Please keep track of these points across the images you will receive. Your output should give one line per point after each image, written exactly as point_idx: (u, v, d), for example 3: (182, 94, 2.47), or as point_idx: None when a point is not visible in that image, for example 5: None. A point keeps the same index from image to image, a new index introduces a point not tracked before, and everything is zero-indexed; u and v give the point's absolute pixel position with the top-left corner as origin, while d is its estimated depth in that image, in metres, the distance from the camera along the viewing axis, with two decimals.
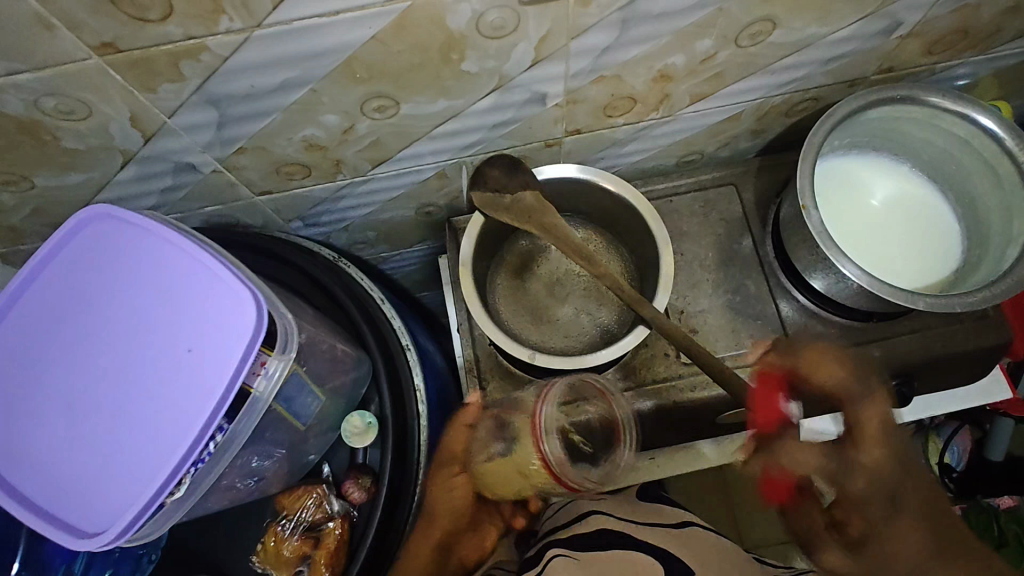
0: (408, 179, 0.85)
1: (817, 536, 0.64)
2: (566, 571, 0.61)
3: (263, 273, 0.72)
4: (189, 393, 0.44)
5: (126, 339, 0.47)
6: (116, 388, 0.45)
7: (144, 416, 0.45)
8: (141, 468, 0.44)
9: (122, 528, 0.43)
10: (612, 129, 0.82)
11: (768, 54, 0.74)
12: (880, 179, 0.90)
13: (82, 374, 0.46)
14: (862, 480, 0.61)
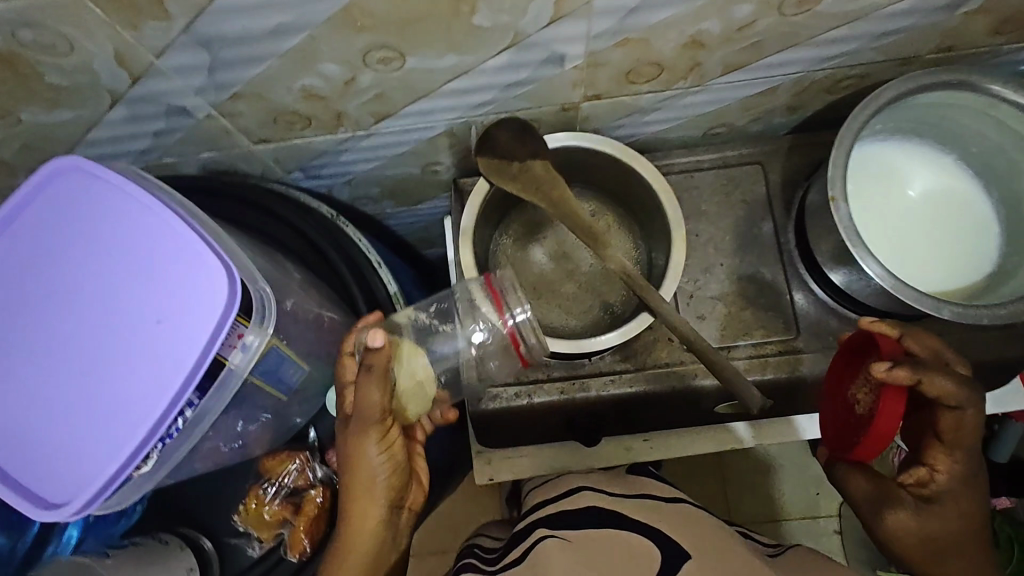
0: (414, 136, 0.80)
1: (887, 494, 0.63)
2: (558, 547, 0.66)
3: (258, 229, 0.70)
4: (157, 367, 0.42)
5: (94, 305, 0.44)
6: (81, 356, 0.43)
7: (110, 388, 0.43)
8: (104, 441, 0.43)
9: (88, 499, 0.43)
10: (635, 96, 0.76)
11: (815, 25, 0.66)
12: (920, 169, 0.83)
13: (48, 340, 0.44)
14: (939, 464, 0.62)
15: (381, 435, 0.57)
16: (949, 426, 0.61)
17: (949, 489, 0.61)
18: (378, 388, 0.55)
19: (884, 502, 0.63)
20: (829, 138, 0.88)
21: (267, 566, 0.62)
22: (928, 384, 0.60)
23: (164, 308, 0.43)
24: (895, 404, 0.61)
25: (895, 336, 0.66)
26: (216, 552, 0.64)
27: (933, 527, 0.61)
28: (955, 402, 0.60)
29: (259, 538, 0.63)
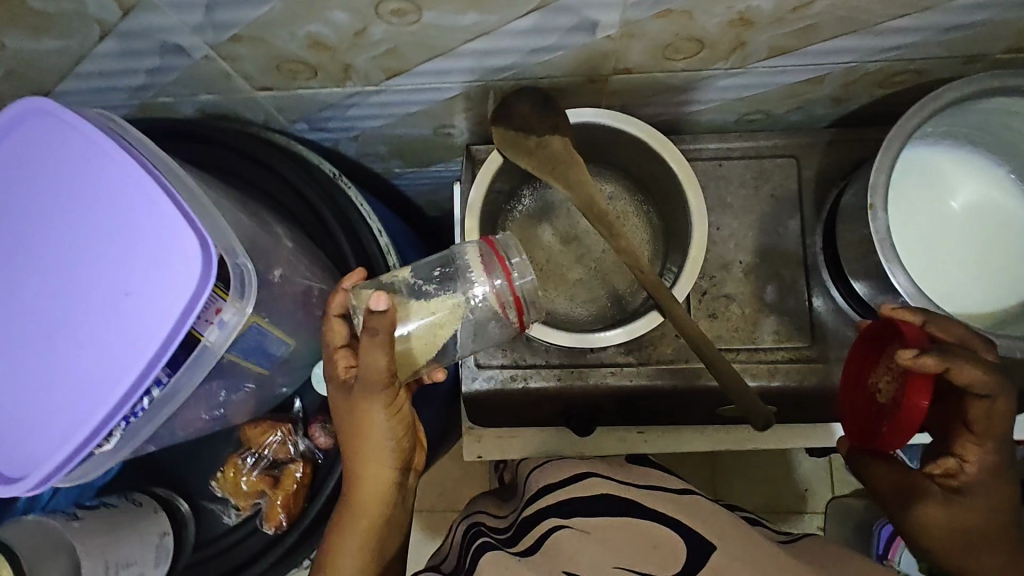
0: (426, 97, 0.73)
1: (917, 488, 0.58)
2: (577, 547, 0.65)
3: (254, 185, 0.66)
4: (121, 341, 0.39)
5: (60, 267, 0.40)
6: (43, 322, 0.40)
7: (71, 360, 0.39)
8: (64, 416, 0.40)
9: (45, 474, 0.40)
10: (669, 73, 0.70)
11: (880, 11, 0.60)
12: (966, 178, 0.77)
13: (12, 301, 0.41)
14: (972, 450, 0.56)
15: (392, 401, 0.53)
16: (979, 414, 0.55)
17: (982, 478, 0.56)
18: (385, 352, 0.49)
19: (908, 497, 0.59)
20: (872, 135, 0.82)
21: (242, 533, 0.61)
22: (957, 372, 0.53)
23: (132, 279, 0.39)
24: (920, 395, 0.55)
25: (917, 322, 0.59)
26: (193, 515, 0.62)
27: (964, 519, 0.56)
28: (986, 391, 0.54)
29: (236, 505, 0.62)
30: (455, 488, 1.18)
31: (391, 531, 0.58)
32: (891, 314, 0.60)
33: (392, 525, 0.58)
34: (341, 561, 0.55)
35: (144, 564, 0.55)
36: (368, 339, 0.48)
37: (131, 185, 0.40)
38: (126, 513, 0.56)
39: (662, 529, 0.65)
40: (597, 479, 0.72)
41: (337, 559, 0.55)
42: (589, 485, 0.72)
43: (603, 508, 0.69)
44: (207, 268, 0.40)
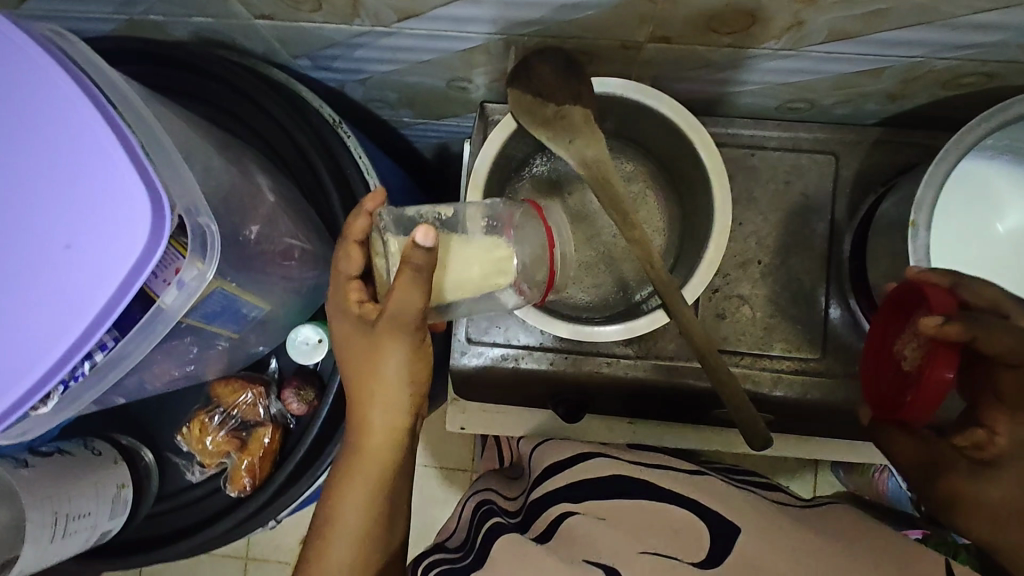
0: (442, 45, 0.65)
1: (946, 459, 0.55)
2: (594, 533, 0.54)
3: (245, 126, 0.60)
4: (55, 302, 0.35)
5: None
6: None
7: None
8: None
9: None
10: (712, 47, 0.62)
11: (964, 1, 0.52)
12: (1016, 197, 0.71)
13: None
14: (1001, 426, 0.50)
15: (413, 345, 0.49)
16: (1010, 385, 0.49)
17: (1017, 455, 0.49)
18: (418, 292, 0.45)
19: (933, 470, 0.56)
20: (922, 139, 0.75)
21: (208, 490, 0.60)
22: (984, 341, 0.48)
23: (75, 231, 0.35)
24: (946, 366, 0.50)
25: (944, 284, 0.54)
26: (157, 466, 0.60)
27: (998, 495, 0.50)
28: (1018, 361, 0.48)
29: (200, 463, 0.59)
30: (436, 451, 1.17)
31: (398, 491, 0.53)
32: (916, 277, 0.55)
33: (400, 484, 0.53)
34: (344, 516, 0.51)
35: (97, 516, 0.54)
36: (403, 273, 0.44)
37: (82, 123, 0.36)
38: (81, 463, 0.54)
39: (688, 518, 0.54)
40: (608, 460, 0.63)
41: (338, 513, 0.51)
42: (602, 466, 0.62)
43: (615, 490, 0.59)
44: (158, 227, 0.35)
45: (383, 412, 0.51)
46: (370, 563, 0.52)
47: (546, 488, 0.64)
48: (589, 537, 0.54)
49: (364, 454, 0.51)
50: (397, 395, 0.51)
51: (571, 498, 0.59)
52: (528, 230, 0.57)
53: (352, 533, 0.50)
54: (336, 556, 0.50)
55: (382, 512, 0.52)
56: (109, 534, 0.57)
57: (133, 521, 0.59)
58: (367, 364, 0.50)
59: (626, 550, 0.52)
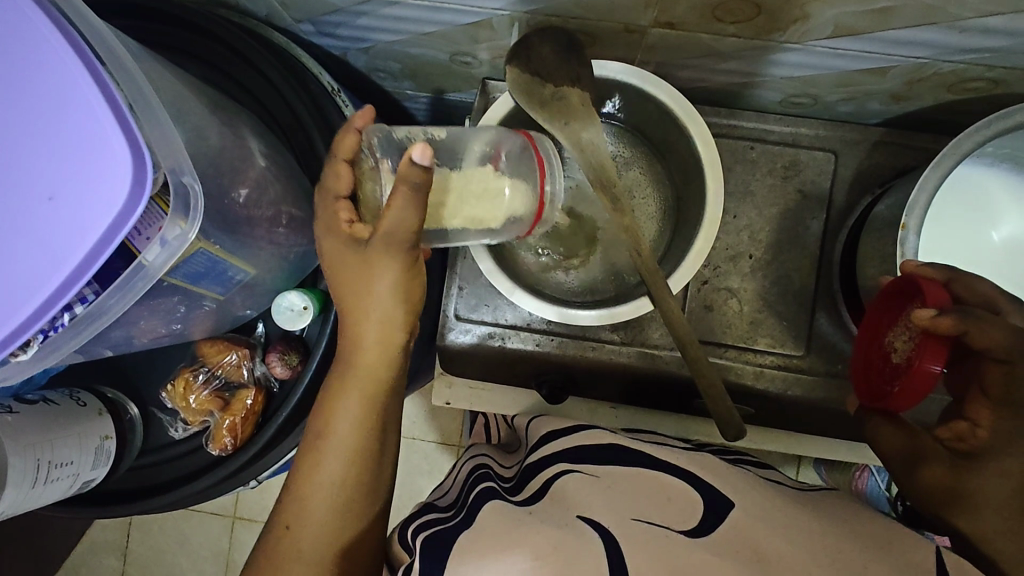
0: (445, 18, 0.64)
1: (925, 449, 0.54)
2: (584, 495, 0.52)
3: (243, 89, 0.60)
4: (32, 255, 0.35)
5: None
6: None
7: None
8: None
9: None
10: (715, 36, 0.62)
11: (971, 4, 0.51)
12: (1014, 207, 0.71)
13: None
14: (986, 417, 0.51)
15: (409, 264, 0.48)
16: (997, 380, 0.50)
17: (995, 445, 0.50)
18: (414, 212, 0.44)
19: (914, 461, 0.54)
20: (924, 143, 0.74)
21: (190, 446, 0.61)
22: (975, 335, 0.49)
23: (58, 184, 0.35)
24: (934, 358, 0.51)
25: (940, 279, 0.55)
26: (142, 421, 0.61)
27: (972, 484, 0.50)
28: (1005, 355, 0.49)
29: (184, 420, 0.61)
30: (424, 423, 1.18)
31: (390, 408, 0.53)
32: (911, 270, 0.56)
33: (392, 404, 0.53)
34: (335, 429, 0.50)
35: (80, 465, 0.55)
36: (397, 194, 0.43)
37: (68, 74, 0.36)
38: (66, 413, 0.55)
39: (685, 488, 0.52)
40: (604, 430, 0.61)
41: (330, 427, 0.50)
42: (597, 436, 0.60)
43: (614, 457, 0.57)
44: (139, 185, 0.35)
45: (376, 329, 0.50)
46: (360, 482, 0.51)
47: (546, 451, 0.62)
48: (583, 499, 0.52)
49: (356, 371, 0.51)
50: (390, 314, 0.50)
51: (569, 460, 0.58)
52: (520, 163, 0.59)
53: (344, 447, 0.50)
54: (327, 469, 0.50)
55: (375, 429, 0.51)
56: (91, 484, 0.58)
57: (115, 473, 0.60)
58: (359, 280, 0.49)
59: (619, 514, 0.49)
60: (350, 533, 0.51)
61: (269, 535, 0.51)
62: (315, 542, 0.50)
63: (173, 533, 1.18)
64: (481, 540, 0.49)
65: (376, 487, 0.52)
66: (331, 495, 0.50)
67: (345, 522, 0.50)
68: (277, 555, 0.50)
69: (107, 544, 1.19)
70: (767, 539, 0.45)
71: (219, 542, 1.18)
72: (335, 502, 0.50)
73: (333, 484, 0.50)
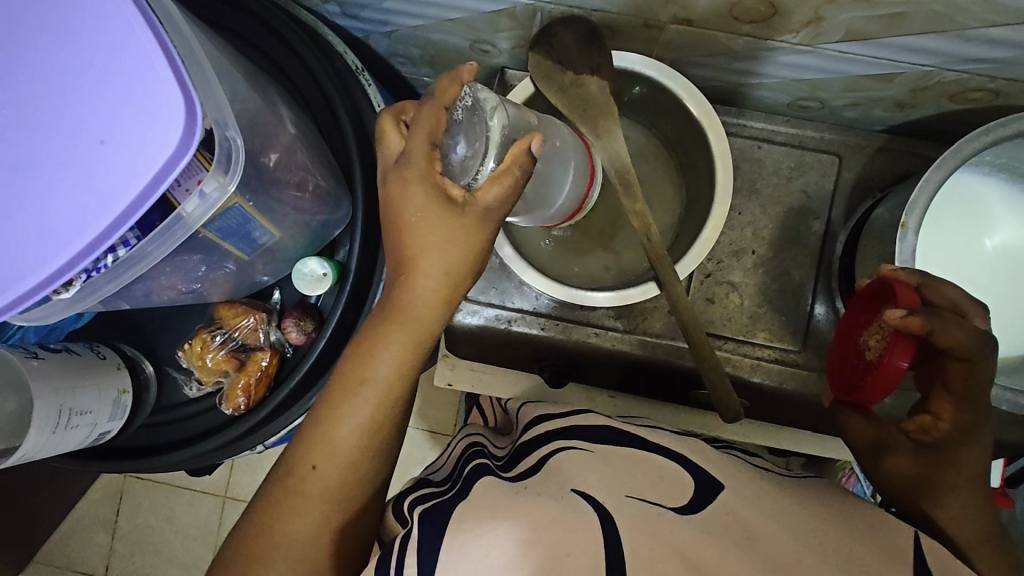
0: (469, 4, 0.66)
1: (892, 438, 0.57)
2: (574, 470, 0.50)
3: (271, 59, 0.62)
4: (85, 197, 0.37)
5: (35, 111, 0.37)
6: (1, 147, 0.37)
7: (27, 203, 0.37)
8: (7, 257, 0.37)
9: None
10: (731, 34, 0.64)
11: (977, 14, 0.54)
12: (1007, 217, 0.73)
13: None
14: (946, 416, 0.54)
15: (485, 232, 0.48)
16: (956, 375, 0.53)
17: (956, 437, 0.53)
18: (509, 194, 0.46)
19: (881, 447, 0.58)
20: (923, 151, 0.77)
21: (202, 406, 0.63)
22: (940, 335, 0.51)
23: (110, 128, 0.37)
24: (903, 355, 0.53)
25: (913, 283, 0.56)
26: (156, 379, 0.63)
27: (935, 473, 0.54)
28: (965, 355, 0.51)
29: (198, 380, 0.62)
30: (420, 410, 1.20)
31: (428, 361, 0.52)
32: (888, 275, 0.57)
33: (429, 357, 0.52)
34: (379, 375, 0.49)
35: (98, 415, 0.56)
36: (506, 175, 0.45)
37: (125, 29, 0.37)
38: (87, 365, 0.56)
39: (686, 477, 0.50)
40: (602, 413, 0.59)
41: (373, 370, 0.49)
42: (593, 417, 0.58)
43: (607, 438, 0.55)
44: (191, 128, 0.37)
45: (434, 287, 0.49)
46: (391, 426, 0.51)
47: (541, 416, 0.61)
48: (568, 471, 0.51)
49: (408, 321, 0.49)
50: (452, 275, 0.49)
51: (564, 437, 0.56)
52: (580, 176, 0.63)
53: (380, 392, 0.49)
54: (361, 411, 0.49)
55: (412, 382, 0.51)
56: (106, 436, 0.59)
57: (127, 430, 0.62)
58: (427, 234, 0.47)
59: (615, 489, 0.48)
60: (370, 471, 0.51)
61: (285, 472, 0.50)
62: (341, 473, 0.50)
63: (163, 509, 1.19)
64: (478, 506, 0.48)
65: (401, 430, 0.52)
66: (359, 436, 0.49)
67: (365, 466, 0.50)
68: (299, 487, 0.49)
69: (97, 519, 1.20)
70: (758, 517, 0.46)
71: (208, 522, 1.19)
72: (362, 444, 0.50)
73: (363, 428, 0.49)
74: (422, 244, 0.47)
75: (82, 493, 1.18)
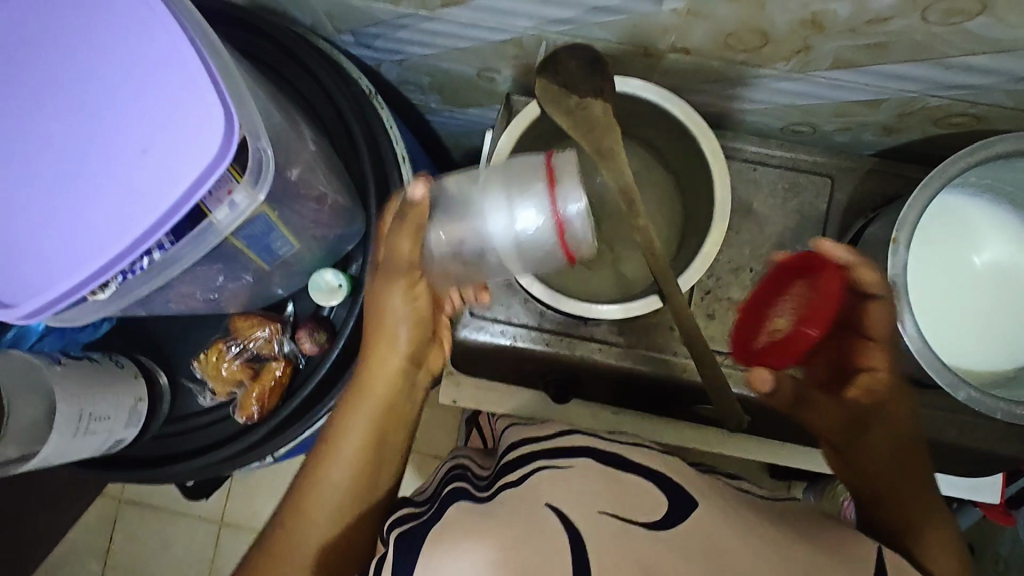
0: (478, 33, 0.70)
1: (853, 409, 0.62)
2: (545, 488, 0.51)
3: (291, 82, 0.65)
4: (127, 202, 0.39)
5: (82, 124, 0.40)
6: (50, 159, 0.40)
7: (73, 208, 0.40)
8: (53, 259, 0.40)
9: (32, 310, 0.40)
10: (727, 62, 0.68)
11: (954, 43, 0.57)
12: (994, 236, 0.76)
13: (28, 145, 0.41)
14: (876, 363, 0.61)
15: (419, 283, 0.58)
16: (875, 321, 0.61)
17: (886, 377, 0.61)
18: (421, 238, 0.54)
19: (856, 426, 0.62)
20: (913, 173, 0.81)
21: (217, 417, 0.64)
22: (861, 276, 0.60)
23: (152, 138, 0.40)
24: (834, 282, 0.61)
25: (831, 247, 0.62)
26: (170, 389, 0.64)
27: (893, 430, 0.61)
28: (878, 296, 0.60)
29: (212, 390, 0.63)
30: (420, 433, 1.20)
31: (395, 424, 0.59)
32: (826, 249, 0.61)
33: (397, 422, 0.59)
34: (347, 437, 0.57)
35: (114, 422, 0.57)
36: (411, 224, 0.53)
37: (171, 48, 0.40)
38: (105, 373, 0.58)
39: (655, 494, 0.51)
40: (586, 436, 0.59)
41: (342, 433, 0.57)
42: (574, 438, 0.59)
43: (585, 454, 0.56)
44: (229, 135, 0.39)
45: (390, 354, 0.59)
46: (363, 485, 0.56)
47: (524, 435, 0.62)
48: (545, 486, 0.52)
49: (371, 388, 0.58)
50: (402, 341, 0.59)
51: (548, 456, 0.56)
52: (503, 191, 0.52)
53: (350, 452, 0.56)
54: (334, 471, 0.55)
55: (380, 443, 0.58)
56: (119, 445, 0.60)
57: (140, 440, 0.62)
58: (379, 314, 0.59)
59: (586, 505, 0.49)
60: (348, 531, 0.55)
61: (269, 537, 0.55)
62: (319, 532, 0.54)
63: (157, 536, 1.18)
64: (456, 524, 0.50)
65: (378, 486, 0.57)
66: (336, 493, 0.55)
67: (342, 522, 0.55)
68: (280, 552, 0.53)
69: (89, 547, 1.18)
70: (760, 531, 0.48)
71: (203, 548, 1.18)
72: (339, 503, 0.55)
73: (337, 486, 0.55)
74: (380, 322, 0.58)
75: (74, 519, 1.17)
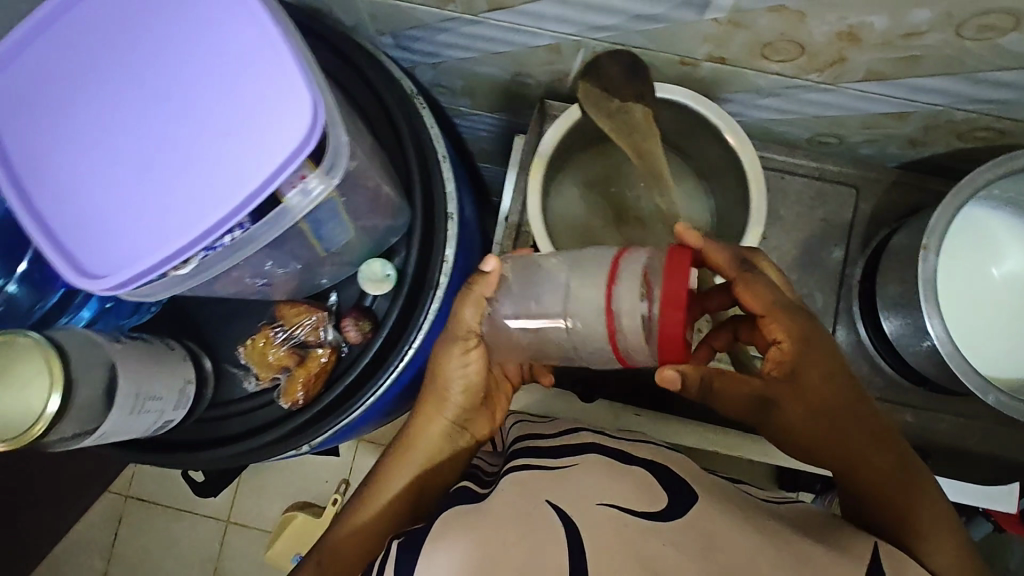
0: (518, 39, 0.72)
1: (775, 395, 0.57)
2: (537, 483, 0.52)
3: (339, 80, 0.67)
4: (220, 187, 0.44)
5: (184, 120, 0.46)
6: (156, 149, 0.46)
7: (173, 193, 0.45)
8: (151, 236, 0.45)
9: (123, 279, 0.45)
10: (761, 72, 0.70)
11: (985, 57, 0.60)
12: (1014, 247, 0.79)
13: (136, 139, 0.46)
14: (777, 337, 0.56)
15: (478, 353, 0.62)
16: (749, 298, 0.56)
17: (801, 352, 0.55)
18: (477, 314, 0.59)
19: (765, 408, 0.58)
20: (934, 185, 0.83)
21: (258, 403, 0.65)
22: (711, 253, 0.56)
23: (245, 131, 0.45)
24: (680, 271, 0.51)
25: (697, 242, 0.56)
26: (214, 374, 0.65)
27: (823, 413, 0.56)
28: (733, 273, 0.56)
29: (257, 375, 0.65)
30: None
31: (438, 472, 0.64)
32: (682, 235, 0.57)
33: (441, 472, 0.64)
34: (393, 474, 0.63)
35: (166, 403, 0.59)
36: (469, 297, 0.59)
37: (264, 50, 0.45)
38: (160, 355, 0.60)
39: (655, 487, 0.52)
40: (586, 433, 0.61)
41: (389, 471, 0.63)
42: (578, 437, 0.60)
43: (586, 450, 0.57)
44: (313, 128, 0.44)
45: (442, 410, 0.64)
46: (397, 520, 0.62)
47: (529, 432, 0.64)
48: (541, 482, 0.53)
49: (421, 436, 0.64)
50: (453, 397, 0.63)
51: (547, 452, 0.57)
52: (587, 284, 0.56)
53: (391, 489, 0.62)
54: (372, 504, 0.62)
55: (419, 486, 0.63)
56: (167, 426, 0.62)
57: (184, 422, 0.64)
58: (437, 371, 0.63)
59: (586, 498, 0.50)
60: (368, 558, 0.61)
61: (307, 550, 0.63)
62: (345, 555, 0.60)
63: (163, 532, 1.18)
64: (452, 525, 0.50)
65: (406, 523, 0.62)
66: (372, 524, 0.61)
67: (367, 548, 0.61)
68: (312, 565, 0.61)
69: (94, 542, 1.18)
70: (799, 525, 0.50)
71: (208, 546, 1.18)
72: (368, 533, 0.61)
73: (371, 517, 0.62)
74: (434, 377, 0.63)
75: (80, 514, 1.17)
